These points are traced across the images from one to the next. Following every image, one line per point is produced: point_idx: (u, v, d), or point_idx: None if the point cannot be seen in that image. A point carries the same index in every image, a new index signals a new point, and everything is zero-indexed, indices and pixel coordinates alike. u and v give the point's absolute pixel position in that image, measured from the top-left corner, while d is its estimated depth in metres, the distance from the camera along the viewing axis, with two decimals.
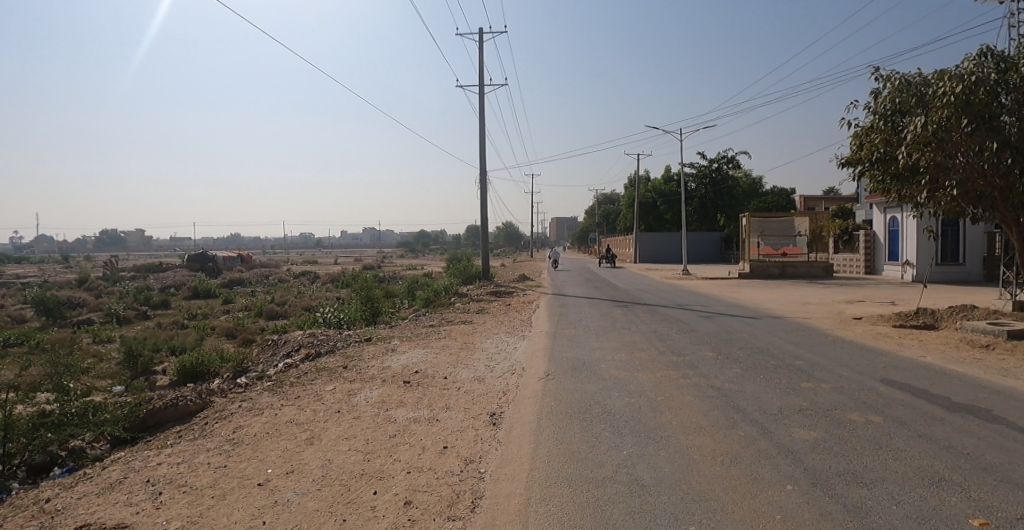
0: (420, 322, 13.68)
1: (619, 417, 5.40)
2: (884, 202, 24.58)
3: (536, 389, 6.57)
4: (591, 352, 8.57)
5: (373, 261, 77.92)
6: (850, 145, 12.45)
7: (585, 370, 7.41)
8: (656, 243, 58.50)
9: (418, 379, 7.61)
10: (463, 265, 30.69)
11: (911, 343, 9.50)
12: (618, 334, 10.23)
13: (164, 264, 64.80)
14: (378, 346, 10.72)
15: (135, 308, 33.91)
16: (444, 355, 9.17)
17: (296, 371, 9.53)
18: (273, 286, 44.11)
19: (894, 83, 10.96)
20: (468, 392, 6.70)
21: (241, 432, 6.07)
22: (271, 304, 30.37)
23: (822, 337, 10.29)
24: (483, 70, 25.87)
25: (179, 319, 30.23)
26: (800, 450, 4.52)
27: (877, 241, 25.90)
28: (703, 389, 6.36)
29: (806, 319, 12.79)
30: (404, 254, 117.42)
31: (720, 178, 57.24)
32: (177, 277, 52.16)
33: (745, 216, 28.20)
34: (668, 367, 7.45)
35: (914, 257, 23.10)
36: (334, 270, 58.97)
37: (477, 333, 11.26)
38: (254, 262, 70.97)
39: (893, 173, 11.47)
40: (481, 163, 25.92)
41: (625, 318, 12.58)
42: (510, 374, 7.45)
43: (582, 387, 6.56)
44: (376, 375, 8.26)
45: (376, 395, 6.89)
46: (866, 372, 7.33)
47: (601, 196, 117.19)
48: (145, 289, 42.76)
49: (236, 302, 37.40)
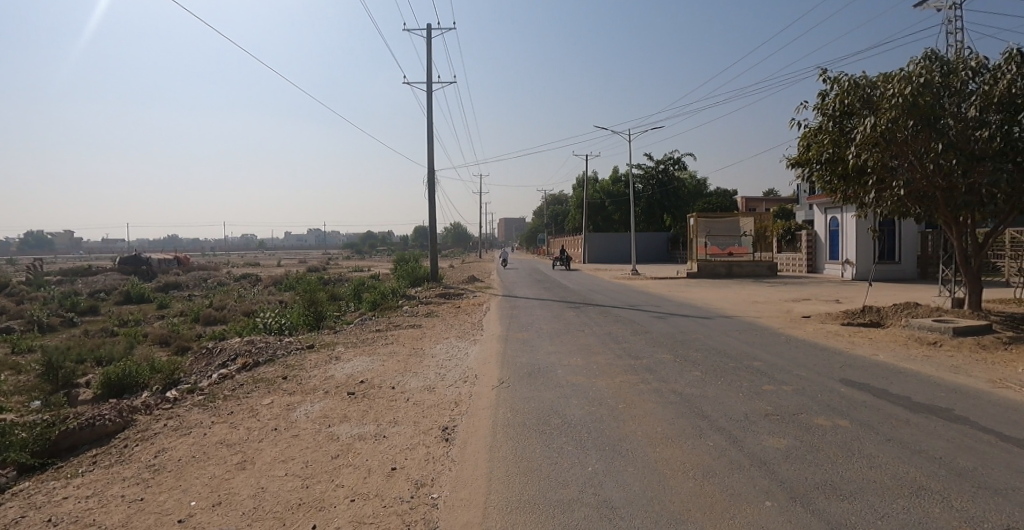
0: (367, 326, 12.96)
1: (580, 428, 5.03)
2: (825, 203, 25.66)
3: (489, 399, 6.14)
4: (548, 357, 8.19)
5: (321, 263, 75.39)
6: (799, 145, 12.78)
7: (542, 377, 7.02)
8: (607, 243, 59.33)
9: (363, 390, 7.00)
10: (413, 266, 29.81)
11: (862, 341, 9.68)
12: (575, 337, 9.92)
13: (91, 268, 60.35)
14: (322, 353, 9.95)
15: (55, 315, 31.12)
16: (391, 362, 8.57)
17: (230, 383, 8.59)
18: (213, 290, 41.80)
19: (844, 85, 11.30)
20: (418, 404, 6.18)
21: (166, 456, 4.88)
22: (209, 309, 28.55)
23: (777, 336, 10.34)
24: (430, 67, 25.22)
25: (105, 326, 27.87)
26: (772, 460, 4.26)
27: (818, 241, 27.02)
28: (665, 395, 6.10)
29: (758, 318, 12.92)
30: (356, 255, 114.67)
31: (666, 179, 59.14)
32: (106, 281, 48.61)
33: (693, 217, 28.78)
34: (628, 371, 7.18)
35: (852, 256, 24.21)
36: (280, 272, 56.57)
37: (428, 338, 10.69)
38: (192, 264, 67.12)
39: (840, 173, 11.82)
40: (431, 162, 25.25)
41: (580, 319, 12.32)
42: (462, 383, 6.98)
43: (538, 395, 6.16)
44: (318, 386, 7.57)
45: (317, 409, 6.23)
46: (825, 372, 7.33)
47: (553, 196, 118.13)
48: (69, 294, 39.55)
49: (170, 308, 35.00)
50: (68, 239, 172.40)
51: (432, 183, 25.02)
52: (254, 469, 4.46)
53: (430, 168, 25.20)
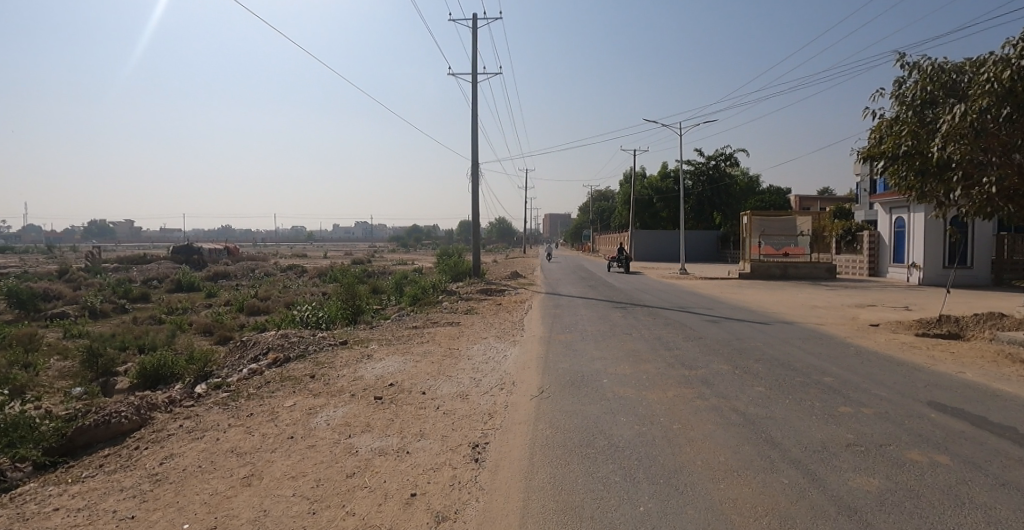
0: (403, 322, 12.62)
1: (629, 453, 4.39)
2: (893, 202, 23.81)
3: (527, 412, 5.57)
4: (591, 364, 7.54)
5: (362, 255, 76.59)
6: (870, 138, 11.55)
7: (584, 387, 6.39)
8: (651, 241, 57.72)
9: (391, 395, 6.58)
10: (453, 261, 29.58)
11: (944, 356, 8.57)
12: (619, 341, 9.24)
13: (149, 256, 63.45)
14: (353, 351, 9.63)
15: (111, 301, 32.48)
16: (424, 363, 8.12)
17: (257, 381, 8.41)
18: (259, 280, 42.88)
19: (926, 70, 10.06)
20: (448, 414, 5.68)
21: (171, 465, 4.73)
22: (254, 299, 29.14)
23: (844, 347, 9.34)
24: (475, 58, 24.72)
25: (156, 314, 28.91)
26: (864, 508, 3.51)
27: (881, 242, 25.16)
28: (726, 415, 5.37)
29: (820, 325, 11.86)
30: (397, 248, 116.03)
31: (717, 175, 56.34)
32: (159, 269, 50.63)
33: (746, 214, 27.33)
34: (681, 384, 6.47)
35: (920, 259, 22.35)
36: (322, 264, 57.64)
37: (463, 337, 10.22)
38: (241, 255, 69.37)
39: (916, 169, 10.55)
40: (473, 155, 24.82)
41: (626, 321, 11.60)
42: (497, 391, 6.43)
43: (581, 410, 5.53)
44: (345, 388, 7.21)
45: (339, 416, 5.84)
46: (907, 392, 6.38)
47: (596, 192, 116.08)
48: (127, 281, 41.44)
49: (219, 297, 36.01)
50: (130, 229, 182.14)
51: (474, 177, 24.61)
52: (263, 487, 4.06)
53: (472, 161, 24.81)
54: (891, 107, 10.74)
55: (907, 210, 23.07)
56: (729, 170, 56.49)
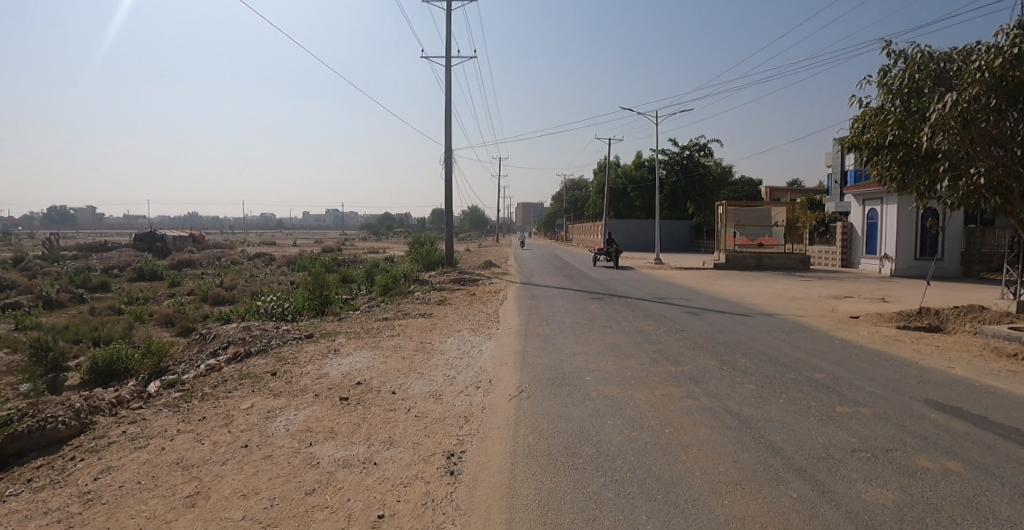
0: (374, 314, 12.03)
1: (621, 463, 3.99)
2: (866, 193, 24.06)
3: (506, 415, 5.13)
4: (572, 360, 7.13)
5: (335, 243, 75.04)
6: (854, 126, 11.37)
7: (566, 386, 5.98)
8: (627, 230, 57.88)
9: (358, 395, 6.06)
10: (427, 249, 28.92)
11: (930, 350, 8.44)
12: (600, 334, 8.86)
13: (108, 243, 60.89)
14: (319, 345, 9.04)
15: (65, 291, 30.88)
16: (394, 359, 7.59)
17: (213, 379, 7.76)
18: (225, 269, 41.39)
19: (915, 57, 9.86)
20: (420, 418, 5.21)
21: (105, 480, 4.14)
22: (218, 288, 27.99)
23: (828, 340, 9.17)
24: (450, 39, 23.89)
25: (114, 304, 27.57)
26: (883, 525, 3.18)
27: (854, 233, 25.47)
28: (720, 417, 5.02)
29: (801, 317, 11.73)
30: (370, 236, 114.13)
31: (692, 165, 56.58)
32: (119, 257, 48.53)
33: (722, 205, 27.32)
34: (668, 382, 6.12)
35: (892, 251, 22.67)
36: (292, 252, 56.15)
37: (437, 330, 9.71)
38: (208, 242, 67.12)
39: (902, 159, 10.44)
40: (448, 141, 24.11)
41: (606, 313, 11.25)
42: (474, 390, 5.98)
43: (565, 413, 5.12)
44: (309, 387, 6.66)
45: (300, 420, 5.31)
46: (900, 389, 6.16)
47: (572, 181, 115.97)
48: (85, 270, 39.54)
49: (182, 286, 34.60)
50: (91, 215, 175.07)
51: (449, 163, 23.93)
52: (207, 508, 3.53)
53: (446, 147, 24.09)
54: (878, 95, 10.54)
55: (880, 202, 23.33)
56: (704, 160, 56.77)
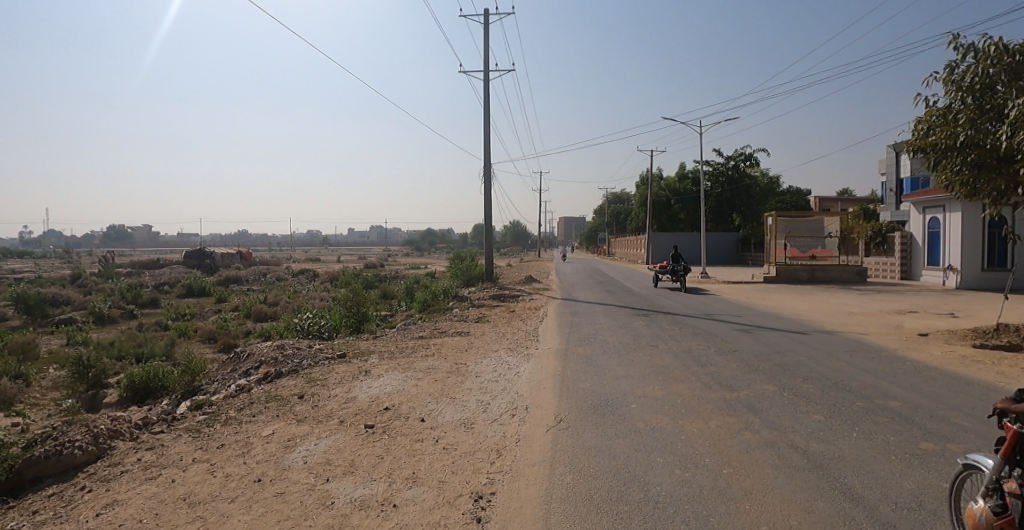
0: (408, 332, 11.76)
1: (674, 513, 3.44)
2: (926, 201, 22.48)
3: (542, 449, 4.65)
4: (615, 383, 6.58)
5: (375, 259, 76.23)
6: (918, 128, 10.34)
7: (609, 414, 5.46)
8: (668, 243, 56.44)
9: (385, 422, 5.71)
10: (465, 265, 28.76)
11: (1019, 374, 7.44)
12: (644, 355, 8.26)
13: (162, 260, 63.67)
14: (350, 366, 8.79)
15: (119, 307, 32.17)
16: (425, 382, 7.22)
17: (240, 402, 7.60)
18: (270, 285, 42.44)
19: (989, 50, 8.84)
20: (448, 450, 4.80)
21: (109, 516, 3.91)
22: (261, 305, 28.55)
23: (898, 361, 8.27)
24: (487, 54, 23.91)
25: (164, 319, 28.49)
26: None
27: (914, 243, 23.81)
28: (785, 455, 4.40)
29: (863, 335, 10.77)
30: (409, 252, 115.59)
31: (736, 175, 54.85)
32: (172, 274, 50.56)
33: (770, 215, 26.11)
34: (722, 411, 5.51)
35: (957, 262, 21.03)
36: (334, 268, 57.23)
37: (472, 350, 9.32)
38: (254, 259, 69.30)
39: (974, 161, 9.34)
40: (485, 155, 23.99)
41: (650, 332, 10.60)
42: (507, 419, 5.53)
43: (607, 447, 4.60)
44: (335, 412, 6.36)
45: (320, 451, 4.99)
46: (994, 421, 5.31)
47: (610, 194, 114.67)
48: (138, 286, 41.27)
49: (229, 302, 35.57)
50: (149, 234, 184.69)
51: (486, 178, 23.78)
52: None
53: (484, 162, 23.96)
54: (946, 93, 9.52)
55: (942, 210, 21.71)
56: (748, 170, 54.97)
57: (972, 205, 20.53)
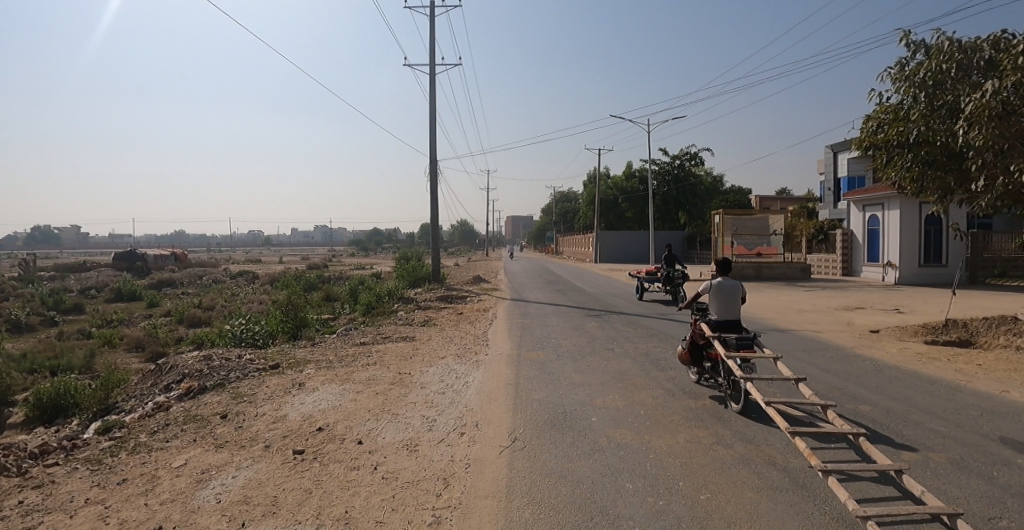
0: (350, 338, 10.93)
1: None
2: (866, 199, 23.37)
3: (496, 474, 4.08)
4: (573, 393, 6.09)
5: (322, 260, 73.49)
6: (870, 125, 10.44)
7: (569, 429, 4.96)
8: (620, 242, 57.14)
9: (316, 447, 5.00)
10: (414, 265, 27.83)
11: (972, 370, 7.49)
12: (602, 360, 7.81)
13: (85, 262, 58.97)
14: (283, 378, 7.92)
15: (33, 314, 29.36)
16: (365, 397, 6.50)
17: (154, 423, 6.58)
18: (206, 288, 39.87)
19: (941, 48, 8.99)
20: (389, 479, 4.14)
21: None
22: (195, 310, 26.59)
23: (857, 360, 8.20)
24: (434, 47, 23.08)
25: (83, 327, 26.09)
26: None
27: (853, 241, 24.78)
28: (764, 472, 4.01)
29: (816, 333, 10.78)
30: (360, 252, 112.81)
31: (682, 174, 56.14)
32: (98, 277, 46.87)
33: (718, 214, 26.53)
34: (689, 422, 5.09)
35: (895, 258, 21.94)
36: (277, 270, 54.64)
37: (418, 357, 8.64)
38: (190, 260, 65.28)
39: (925, 159, 9.53)
40: (433, 152, 23.18)
41: (606, 334, 10.20)
42: (457, 438, 4.92)
43: (570, 470, 4.08)
44: (258, 435, 5.56)
45: (237, 485, 4.21)
46: (963, 423, 5.16)
47: (563, 193, 115.47)
48: (58, 291, 38.07)
49: (159, 307, 33.11)
50: (75, 235, 172.16)
51: (435, 175, 22.97)
52: None
53: (431, 158, 23.13)
54: (899, 90, 9.63)
55: (882, 208, 22.62)
56: (695, 170, 56.39)
57: (910, 203, 21.42)
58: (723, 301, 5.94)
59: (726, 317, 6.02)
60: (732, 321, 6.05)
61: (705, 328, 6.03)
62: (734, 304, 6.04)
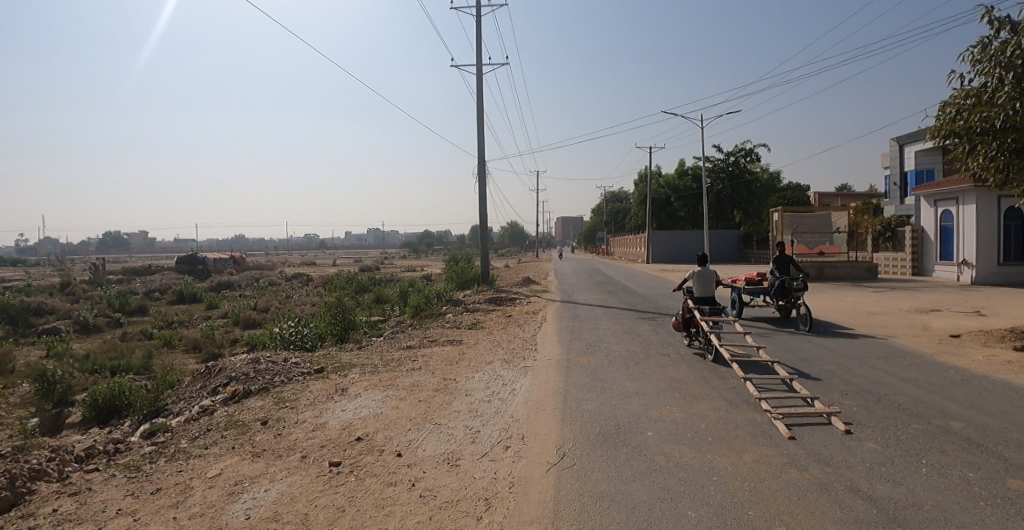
0: (396, 341, 10.86)
1: None
2: (936, 193, 21.60)
3: (541, 497, 3.73)
4: (625, 404, 5.68)
5: (370, 263, 75.22)
6: (947, 112, 9.42)
7: (622, 446, 4.56)
8: (668, 242, 55.64)
9: (354, 459, 4.81)
10: (460, 267, 27.84)
11: None
12: (655, 367, 7.32)
13: (153, 266, 62.51)
14: (327, 382, 7.87)
15: (104, 315, 31.14)
16: (407, 404, 6.30)
17: (196, 429, 6.72)
18: (262, 290, 41.36)
19: None
20: (426, 499, 3.88)
21: None
22: (251, 311, 27.52)
23: (940, 368, 7.37)
24: (480, 47, 22.99)
25: (149, 328, 27.50)
26: None
27: (926, 237, 22.99)
28: (845, 501, 3.51)
29: (891, 338, 9.85)
30: (406, 254, 114.75)
31: (737, 171, 54.03)
32: (164, 280, 49.50)
33: (777, 210, 25.27)
34: (756, 439, 4.60)
35: (972, 257, 20.16)
36: (328, 272, 56.15)
37: (464, 362, 8.39)
38: (248, 264, 68.09)
39: (1012, 147, 8.46)
40: (480, 153, 23.08)
41: (658, 338, 9.66)
42: (501, 453, 4.61)
43: (622, 494, 3.69)
44: (297, 445, 5.44)
45: (268, 500, 4.05)
46: None
47: (608, 193, 113.69)
48: (127, 293, 40.33)
49: (219, 308, 34.54)
50: (144, 241, 183.54)
51: (481, 176, 22.85)
52: None
53: (478, 159, 23.03)
54: (979, 71, 8.62)
55: (956, 203, 20.81)
56: (748, 166, 54.21)
57: (986, 196, 19.65)
58: (701, 283, 8.23)
59: (705, 295, 8.28)
60: (710, 298, 8.36)
61: (689, 302, 8.30)
62: (711, 286, 8.31)
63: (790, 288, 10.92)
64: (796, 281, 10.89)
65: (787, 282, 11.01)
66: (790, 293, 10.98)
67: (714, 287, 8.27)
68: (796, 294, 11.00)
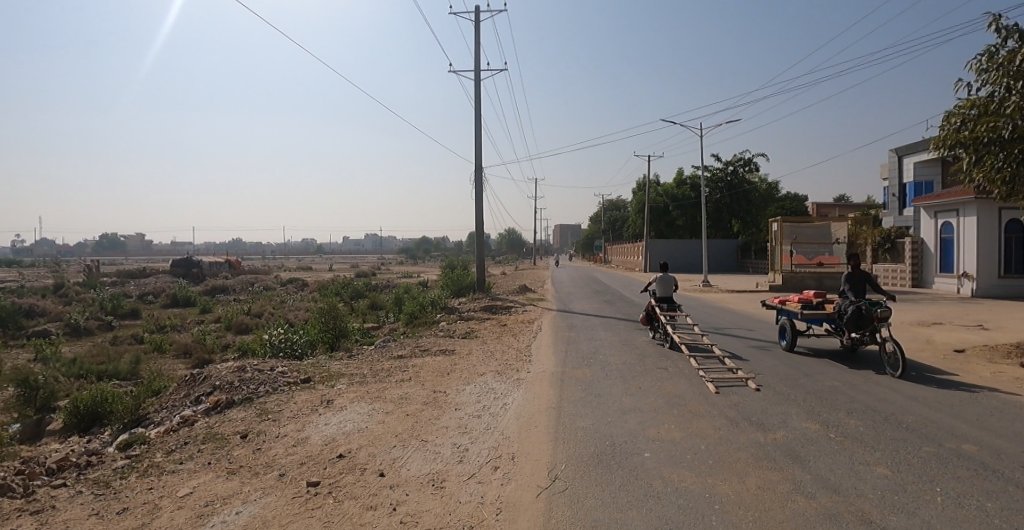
0: (387, 350, 10.58)
1: None
2: (937, 205, 21.47)
3: (529, 525, 3.47)
4: (622, 422, 5.42)
5: (366, 268, 74.82)
6: (952, 123, 9.26)
7: (617, 468, 4.30)
8: (666, 251, 55.48)
9: (334, 478, 4.53)
10: (456, 273, 27.57)
11: None
12: (653, 381, 7.06)
13: (148, 269, 61.99)
14: (312, 394, 7.58)
15: (96, 318, 30.75)
16: (394, 418, 6.02)
17: (173, 442, 6.43)
18: (257, 294, 40.97)
19: None
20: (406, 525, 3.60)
21: None
22: (244, 316, 27.17)
23: (946, 384, 7.14)
24: (478, 53, 22.85)
25: (141, 332, 27.12)
26: None
27: (926, 249, 22.83)
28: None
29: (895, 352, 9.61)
30: (404, 260, 114.41)
31: (736, 180, 54.01)
32: (159, 283, 49.07)
33: (776, 220, 25.10)
34: (760, 463, 4.33)
35: (972, 269, 20.01)
36: (324, 278, 55.79)
37: (455, 373, 8.12)
38: (244, 268, 67.63)
39: (1019, 159, 8.29)
40: (478, 159, 22.88)
41: (656, 350, 9.39)
42: (490, 474, 4.34)
43: (617, 523, 3.42)
44: (277, 461, 5.16)
45: (238, 523, 3.78)
46: None
47: (606, 201, 113.67)
48: (120, 296, 39.92)
49: (212, 313, 34.16)
50: (141, 243, 182.83)
51: (478, 183, 22.66)
52: None
53: (476, 165, 22.83)
54: (986, 80, 8.48)
55: (956, 215, 20.68)
56: (747, 176, 54.17)
57: (986, 208, 19.50)
58: (663, 284, 10.15)
59: (666, 295, 10.18)
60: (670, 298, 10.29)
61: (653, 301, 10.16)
62: (671, 287, 10.25)
63: (869, 315, 7.88)
64: (877, 307, 7.88)
65: (864, 308, 7.99)
66: (867, 322, 7.98)
67: (673, 288, 10.24)
68: (877, 326, 7.89)
